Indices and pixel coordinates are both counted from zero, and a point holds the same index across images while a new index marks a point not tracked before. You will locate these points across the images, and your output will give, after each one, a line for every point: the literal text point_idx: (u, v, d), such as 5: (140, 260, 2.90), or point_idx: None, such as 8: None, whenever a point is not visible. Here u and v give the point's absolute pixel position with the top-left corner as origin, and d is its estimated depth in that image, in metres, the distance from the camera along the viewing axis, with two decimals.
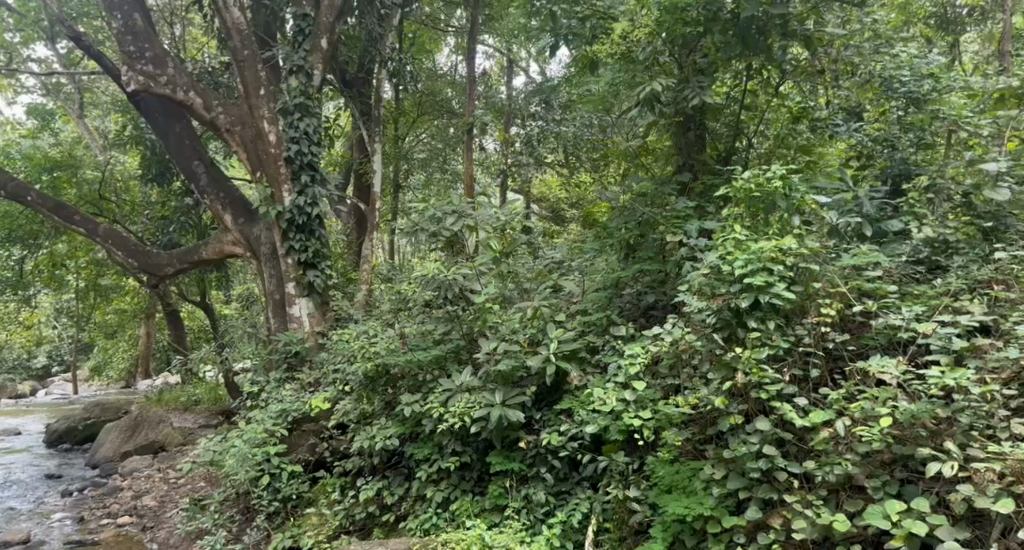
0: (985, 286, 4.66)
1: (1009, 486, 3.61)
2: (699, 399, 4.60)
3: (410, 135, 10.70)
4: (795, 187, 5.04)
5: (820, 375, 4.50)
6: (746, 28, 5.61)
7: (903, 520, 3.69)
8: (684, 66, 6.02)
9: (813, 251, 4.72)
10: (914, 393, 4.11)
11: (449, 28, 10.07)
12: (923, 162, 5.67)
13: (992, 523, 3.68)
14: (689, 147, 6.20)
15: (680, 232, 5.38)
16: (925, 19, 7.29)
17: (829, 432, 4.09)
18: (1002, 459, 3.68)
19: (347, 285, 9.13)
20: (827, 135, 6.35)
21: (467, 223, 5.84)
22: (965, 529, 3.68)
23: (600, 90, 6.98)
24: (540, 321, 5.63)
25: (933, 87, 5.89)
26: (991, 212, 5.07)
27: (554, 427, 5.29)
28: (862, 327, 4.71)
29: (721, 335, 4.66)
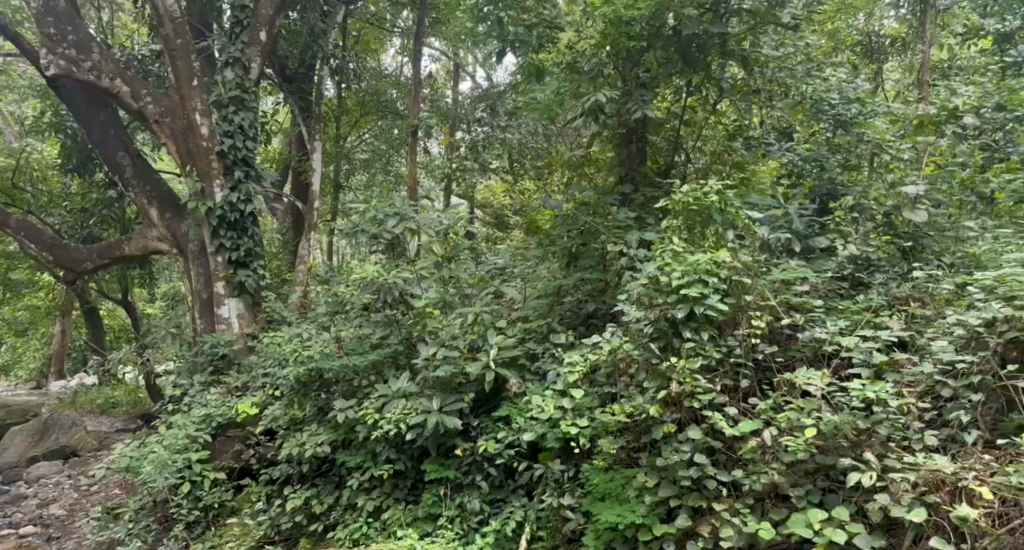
0: (904, 302, 4.93)
1: (923, 495, 3.79)
2: (635, 408, 4.63)
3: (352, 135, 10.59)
4: (730, 201, 5.16)
5: (749, 384, 4.60)
6: (687, 45, 5.77)
7: (825, 528, 3.83)
8: (627, 79, 6.05)
9: (745, 264, 4.85)
10: (837, 404, 4.26)
11: (396, 29, 10.03)
12: (849, 182, 5.87)
13: (905, 530, 3.83)
14: (631, 159, 6.29)
15: (621, 242, 5.45)
16: (852, 46, 7.67)
17: (757, 441, 4.19)
18: (916, 469, 3.86)
19: (280, 286, 8.87)
20: (759, 153, 6.43)
21: (409, 226, 5.74)
22: (881, 536, 3.82)
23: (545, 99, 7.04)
24: (480, 327, 5.58)
25: (859, 112, 6.05)
26: (910, 232, 5.42)
27: (490, 434, 5.26)
28: (790, 340, 4.88)
29: (657, 345, 4.72)
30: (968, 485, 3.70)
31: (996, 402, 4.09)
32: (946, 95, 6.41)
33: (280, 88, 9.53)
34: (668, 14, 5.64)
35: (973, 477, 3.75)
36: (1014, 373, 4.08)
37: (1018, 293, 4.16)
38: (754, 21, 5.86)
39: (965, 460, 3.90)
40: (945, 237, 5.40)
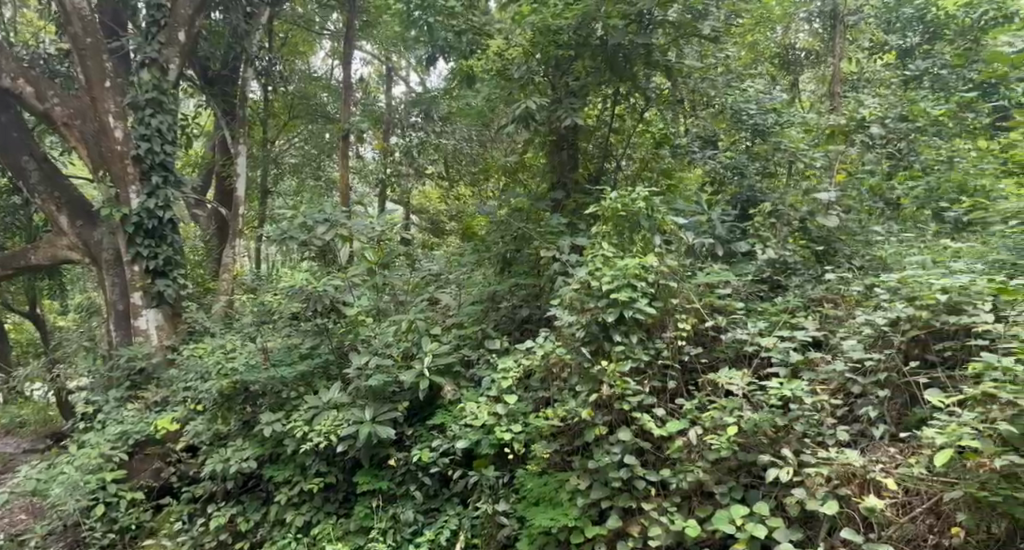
0: (818, 303, 5.14)
1: (835, 489, 3.93)
2: (567, 412, 4.67)
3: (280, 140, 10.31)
4: (656, 207, 5.29)
5: (676, 385, 4.72)
6: (613, 53, 5.85)
7: (746, 523, 3.94)
8: (556, 86, 6.13)
9: (672, 268, 4.96)
10: (757, 403, 4.39)
11: (324, 32, 9.69)
12: (767, 189, 6.15)
13: (820, 523, 3.95)
14: (562, 166, 6.38)
15: (553, 247, 5.51)
16: (771, 58, 8.09)
17: (683, 440, 4.30)
18: (828, 464, 3.99)
19: (202, 295, 8.53)
20: (686, 160, 6.67)
21: (340, 232, 5.66)
22: (798, 530, 3.94)
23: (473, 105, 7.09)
24: (414, 334, 5.52)
25: (775, 121, 6.38)
26: (824, 236, 5.66)
27: (425, 442, 5.22)
28: (714, 341, 5.01)
29: (588, 349, 4.80)
30: (876, 478, 3.87)
31: (901, 398, 4.34)
32: (853, 106, 6.95)
33: (201, 90, 9.27)
34: (595, 23, 5.75)
35: (880, 470, 3.92)
36: (915, 369, 4.35)
37: (919, 293, 4.42)
38: (676, 32, 5.98)
39: (874, 453, 4.10)
40: (855, 240, 5.69)
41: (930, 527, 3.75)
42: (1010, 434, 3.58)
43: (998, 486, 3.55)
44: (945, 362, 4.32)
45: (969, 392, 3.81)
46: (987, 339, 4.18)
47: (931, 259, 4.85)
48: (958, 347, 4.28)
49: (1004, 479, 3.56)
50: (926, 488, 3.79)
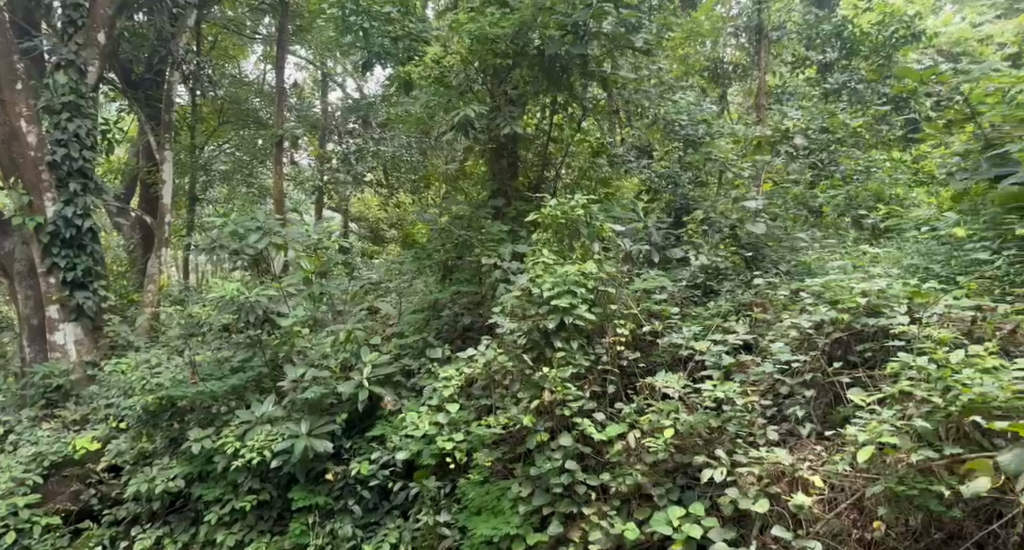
0: (747, 307, 5.22)
1: (766, 487, 3.88)
2: (511, 418, 4.64)
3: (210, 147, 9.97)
4: (595, 215, 5.35)
5: (615, 390, 4.76)
6: (551, 64, 5.89)
7: (683, 524, 3.91)
8: (496, 94, 6.21)
9: (610, 275, 5.06)
10: (692, 405, 4.45)
11: (256, 36, 9.47)
12: (699, 197, 6.29)
13: (753, 521, 3.92)
14: (502, 173, 6.48)
15: (495, 255, 5.52)
16: (701, 71, 8.12)
17: (623, 444, 4.31)
18: (760, 463, 3.97)
19: (123, 307, 8.12)
20: (621, 170, 6.65)
21: (274, 240, 5.54)
22: (731, 528, 3.91)
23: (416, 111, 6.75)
24: (352, 344, 5.41)
25: (706, 132, 6.58)
26: (752, 242, 5.81)
27: (364, 454, 5.12)
28: (652, 346, 5.09)
29: (529, 355, 4.81)
30: (804, 475, 3.83)
31: (825, 397, 4.39)
32: (778, 118, 7.27)
33: (123, 94, 8.84)
34: (532, 32, 5.82)
35: (808, 467, 3.89)
36: (838, 369, 4.43)
37: (842, 297, 4.60)
38: (610, 44, 5.97)
39: (801, 452, 4.08)
40: (781, 247, 5.86)
41: (854, 521, 3.68)
42: (923, 430, 3.57)
43: (915, 481, 3.52)
44: (867, 363, 4.45)
45: (887, 391, 3.83)
46: (903, 340, 4.30)
47: (851, 264, 5.10)
48: (877, 348, 4.41)
49: (920, 474, 3.54)
50: (849, 483, 3.73)
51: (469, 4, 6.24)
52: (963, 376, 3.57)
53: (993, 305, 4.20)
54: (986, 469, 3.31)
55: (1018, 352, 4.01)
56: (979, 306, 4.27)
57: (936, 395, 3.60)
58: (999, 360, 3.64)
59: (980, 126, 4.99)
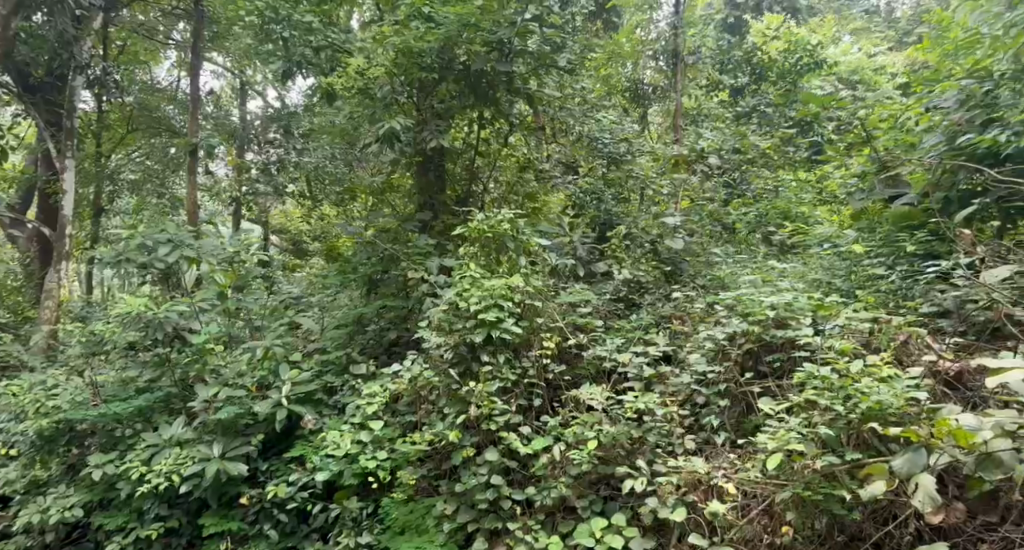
0: (667, 320, 5.37)
1: (683, 495, 3.91)
2: (435, 435, 4.55)
3: (116, 155, 9.48)
4: (522, 229, 5.37)
5: (541, 403, 4.76)
6: (476, 80, 5.95)
7: (605, 535, 3.90)
8: (421, 108, 6.12)
9: (537, 289, 5.08)
10: (615, 417, 4.41)
11: (169, 41, 8.95)
12: (622, 214, 6.42)
13: (672, 529, 3.93)
14: (430, 188, 6.39)
15: (421, 268, 5.46)
16: (622, 92, 8.22)
17: (548, 456, 4.28)
18: (677, 472, 3.99)
19: (16, 324, 7.62)
20: (549, 185, 6.70)
21: (186, 254, 5.25)
22: (651, 538, 3.92)
23: (339, 123, 6.64)
24: (272, 362, 5.21)
25: (627, 150, 6.78)
26: (671, 257, 6.04)
27: (281, 477, 4.88)
28: (577, 358, 5.08)
29: (456, 370, 4.77)
30: (719, 482, 3.87)
31: (737, 407, 4.47)
32: (694, 138, 7.58)
33: (19, 98, 8.26)
34: (457, 49, 5.84)
35: (721, 475, 3.94)
36: (749, 380, 4.51)
37: (752, 310, 4.64)
38: (535, 63, 6.08)
39: (717, 460, 4.14)
40: (699, 262, 6.09)
41: (765, 527, 3.68)
42: (827, 436, 3.62)
43: (820, 486, 3.54)
44: (776, 373, 4.49)
45: (794, 399, 3.86)
46: (807, 351, 4.34)
47: (760, 278, 5.19)
48: (785, 359, 4.45)
49: (824, 479, 3.57)
50: (760, 490, 3.73)
51: (393, 16, 6.10)
52: (862, 384, 3.65)
53: (889, 317, 4.27)
54: (882, 473, 3.36)
55: (910, 363, 4.06)
56: (875, 317, 4.34)
57: (838, 403, 3.64)
58: (894, 370, 3.76)
59: (875, 149, 5.37)
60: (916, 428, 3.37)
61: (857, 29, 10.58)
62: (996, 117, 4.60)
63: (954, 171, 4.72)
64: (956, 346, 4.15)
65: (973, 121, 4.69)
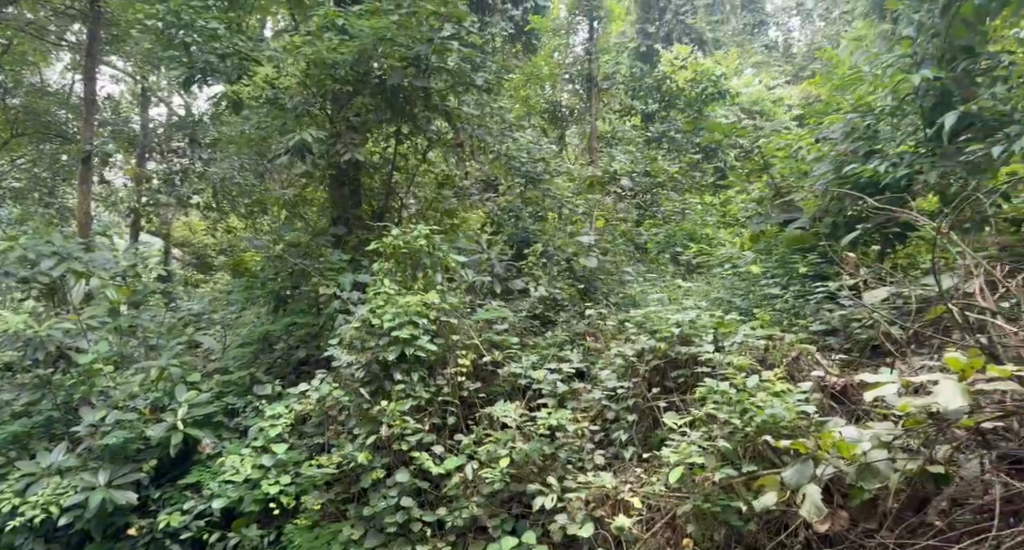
0: (581, 337, 5.45)
1: (592, 511, 3.97)
2: (343, 457, 4.46)
3: None
4: (438, 246, 5.36)
5: (455, 421, 4.71)
6: (394, 94, 5.94)
7: None
8: (335, 120, 6.02)
9: (453, 305, 5.07)
10: (528, 434, 4.42)
11: (61, 42, 8.36)
12: (540, 232, 6.53)
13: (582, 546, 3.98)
14: (344, 202, 6.28)
15: (334, 284, 5.35)
16: (540, 113, 8.27)
17: (460, 476, 4.25)
18: (587, 487, 4.06)
19: None
20: (467, 202, 6.71)
21: (73, 268, 5.04)
22: None
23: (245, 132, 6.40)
24: (165, 384, 5.02)
25: (545, 169, 6.89)
26: (585, 275, 6.16)
27: (175, 504, 4.61)
28: (492, 376, 5.08)
29: (367, 390, 4.67)
30: (624, 496, 3.94)
31: (645, 423, 4.55)
32: (607, 160, 7.81)
33: None
34: (373, 60, 5.76)
35: (629, 490, 4.02)
36: (657, 396, 4.61)
37: (659, 326, 4.82)
38: (451, 79, 6.07)
39: (624, 475, 4.22)
40: (612, 281, 6.25)
41: (667, 540, 3.80)
42: (726, 448, 3.76)
43: (718, 497, 3.69)
44: (681, 388, 4.60)
45: (694, 413, 4.03)
46: (709, 367, 4.48)
47: (666, 297, 5.40)
48: (688, 375, 4.56)
49: (723, 491, 3.71)
50: (664, 503, 3.85)
51: (306, 27, 5.99)
52: (758, 398, 3.84)
53: (780, 335, 4.53)
54: (773, 485, 3.46)
55: (800, 379, 4.30)
56: (770, 336, 4.58)
57: (735, 417, 3.82)
58: (786, 385, 3.96)
59: (772, 177, 5.72)
60: (803, 440, 3.48)
61: (758, 62, 11.21)
62: (877, 150, 4.96)
63: (841, 199, 4.97)
64: (841, 363, 4.37)
65: (857, 152, 5.06)
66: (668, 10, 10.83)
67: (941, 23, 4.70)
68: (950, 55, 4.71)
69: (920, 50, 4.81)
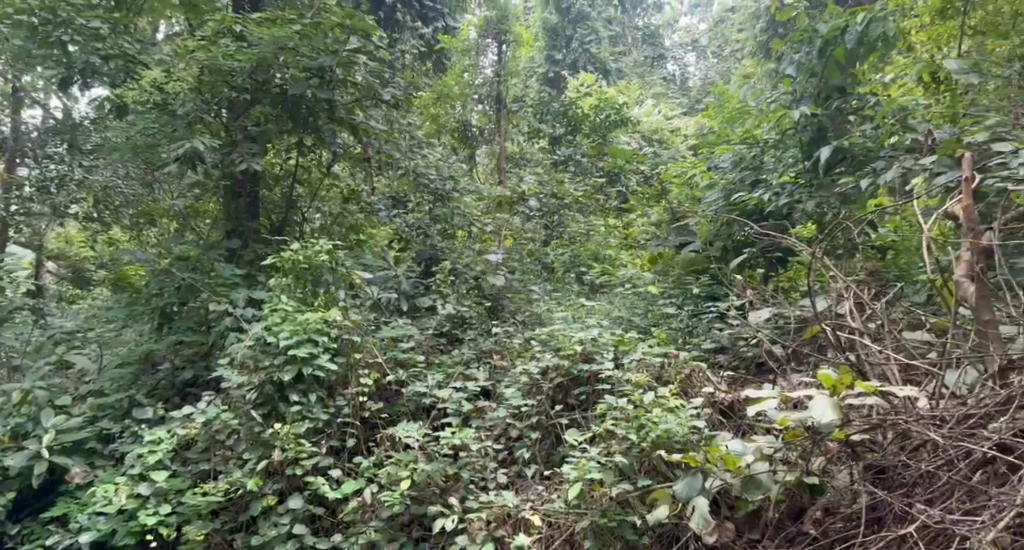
0: (488, 354, 5.40)
1: (493, 531, 3.90)
2: (231, 483, 4.19)
3: None
4: (341, 261, 5.24)
5: (355, 443, 4.56)
6: (294, 105, 5.78)
7: None
8: (230, 129, 5.79)
9: (355, 323, 4.93)
10: (431, 454, 4.35)
11: None
12: (448, 249, 6.51)
13: None
14: (238, 214, 5.97)
15: (226, 301, 5.14)
16: (450, 131, 8.33)
17: (358, 500, 4.10)
18: (488, 507, 4.01)
19: None
20: (374, 219, 6.64)
21: None
22: None
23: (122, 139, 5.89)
24: (31, 408, 4.64)
25: (453, 187, 6.93)
26: (493, 293, 6.15)
27: (37, 541, 4.21)
28: (396, 396, 4.97)
29: (260, 412, 4.49)
30: (525, 515, 3.91)
31: (547, 439, 4.57)
32: (514, 182, 7.94)
33: None
34: (273, 70, 5.66)
35: (530, 508, 3.99)
36: (559, 412, 4.65)
37: (563, 345, 4.87)
38: (357, 93, 5.94)
39: (524, 492, 4.22)
40: (519, 298, 6.21)
41: None
42: (623, 464, 3.82)
43: (615, 513, 3.73)
44: (582, 405, 4.67)
45: (594, 429, 4.05)
46: (609, 384, 4.58)
47: (571, 314, 5.45)
48: (589, 392, 4.65)
49: (619, 506, 3.76)
50: (563, 520, 3.84)
51: (200, 33, 5.76)
52: (653, 414, 3.92)
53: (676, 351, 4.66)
54: (665, 497, 3.58)
55: (693, 394, 4.42)
56: (667, 353, 4.69)
57: (632, 432, 3.88)
58: (679, 400, 4.07)
59: (670, 203, 5.89)
60: (693, 454, 3.56)
61: (658, 93, 11.71)
62: (762, 179, 5.28)
63: (729, 224, 5.23)
64: (730, 380, 4.56)
65: (744, 180, 5.35)
66: (574, 39, 11.12)
67: (817, 63, 5.14)
68: (825, 94, 5.14)
69: (800, 87, 5.27)
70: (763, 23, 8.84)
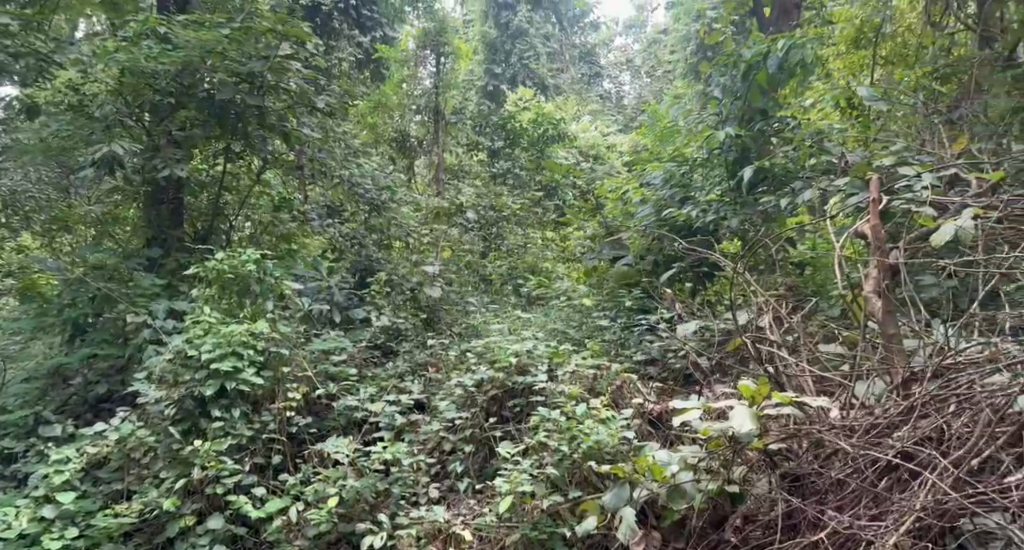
0: (422, 367, 5.32)
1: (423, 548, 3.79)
2: (145, 503, 3.98)
3: None
4: (269, 272, 5.11)
5: (281, 459, 4.41)
6: (222, 110, 5.61)
7: None
8: (153, 133, 5.58)
9: (283, 335, 4.79)
10: (360, 470, 4.25)
11: None
12: (383, 259, 6.50)
13: None
14: (158, 222, 5.78)
15: (144, 312, 4.92)
16: (388, 140, 8.27)
17: (283, 519, 3.95)
18: (419, 523, 3.92)
19: None
20: (307, 228, 6.49)
21: None
22: None
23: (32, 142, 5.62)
24: None
25: (389, 198, 6.89)
26: (429, 304, 6.10)
27: None
28: (326, 410, 4.88)
29: (179, 428, 4.32)
30: (456, 530, 3.80)
31: (480, 452, 4.52)
32: (452, 193, 7.89)
33: None
34: (200, 74, 5.47)
35: (461, 523, 3.87)
36: (492, 425, 4.60)
37: (497, 357, 4.85)
38: (290, 100, 5.86)
39: (456, 506, 4.15)
40: (454, 310, 6.23)
41: None
42: (555, 476, 3.82)
43: (545, 525, 3.73)
44: (516, 418, 4.64)
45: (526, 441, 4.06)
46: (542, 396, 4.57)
47: (507, 326, 5.44)
48: (522, 405, 4.62)
49: (550, 518, 3.76)
50: (494, 535, 3.77)
51: (120, 34, 5.54)
52: (585, 425, 3.96)
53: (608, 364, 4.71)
54: (594, 508, 3.59)
55: (623, 406, 4.46)
56: (599, 365, 4.75)
57: (563, 443, 3.90)
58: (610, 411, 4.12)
59: (604, 217, 5.99)
60: (621, 465, 3.60)
61: (595, 110, 11.90)
62: (690, 197, 5.41)
63: (658, 240, 5.29)
64: (658, 390, 4.65)
65: (673, 198, 5.46)
66: (513, 53, 11.19)
67: (741, 87, 5.35)
68: (749, 116, 5.33)
69: (726, 110, 5.45)
70: (693, 46, 9.12)
